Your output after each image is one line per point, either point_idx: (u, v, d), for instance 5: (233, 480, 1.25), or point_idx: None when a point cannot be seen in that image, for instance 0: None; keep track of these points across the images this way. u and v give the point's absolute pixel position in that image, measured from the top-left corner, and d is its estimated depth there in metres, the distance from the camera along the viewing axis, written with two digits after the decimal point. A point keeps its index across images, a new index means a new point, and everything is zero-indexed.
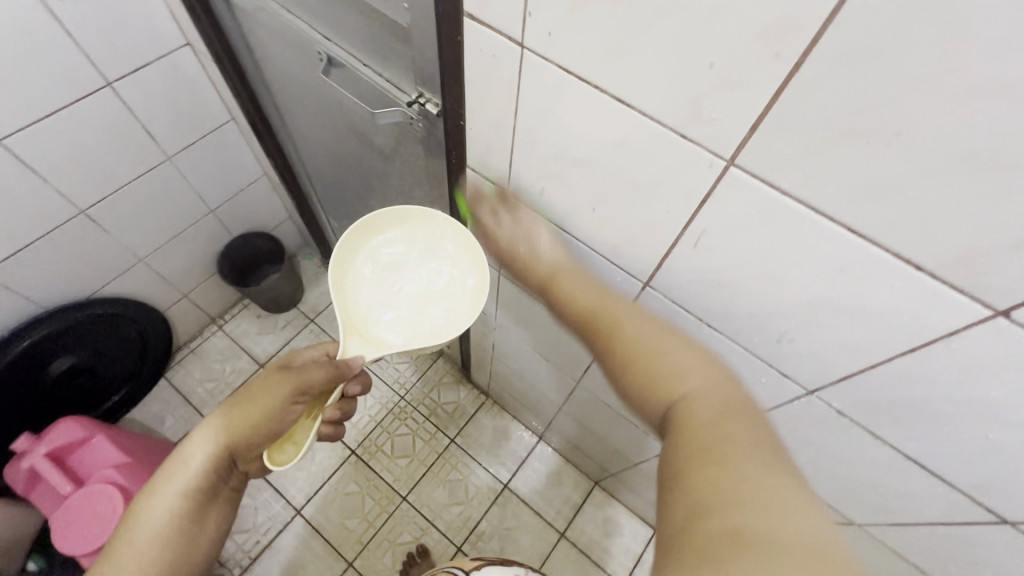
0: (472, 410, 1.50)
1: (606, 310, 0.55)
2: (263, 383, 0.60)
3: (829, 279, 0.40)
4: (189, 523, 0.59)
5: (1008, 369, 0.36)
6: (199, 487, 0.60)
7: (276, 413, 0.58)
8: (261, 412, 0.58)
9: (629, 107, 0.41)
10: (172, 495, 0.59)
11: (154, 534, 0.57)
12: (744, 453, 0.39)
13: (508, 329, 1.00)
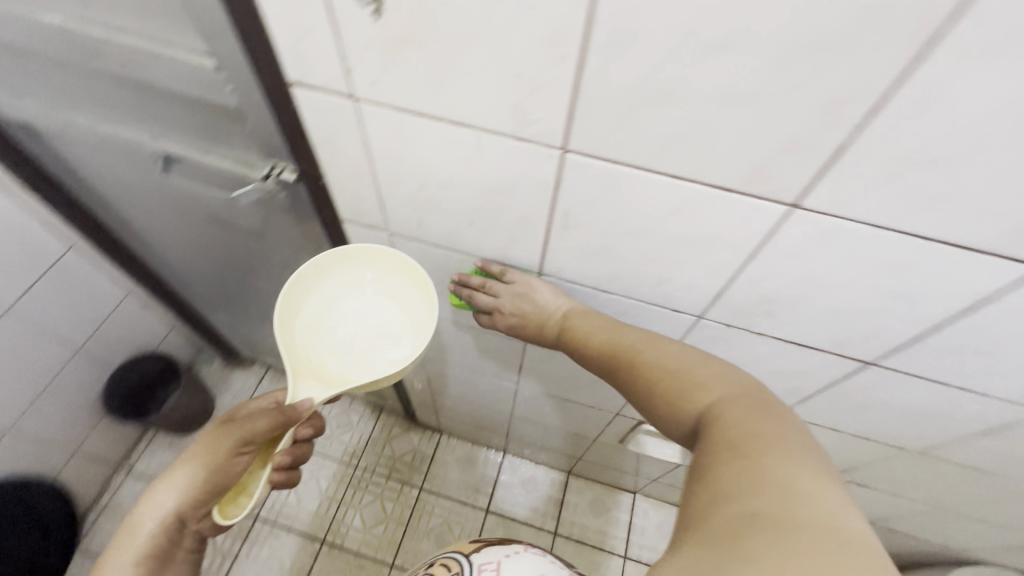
0: (430, 451, 1.47)
1: (617, 340, 0.54)
2: (205, 439, 0.56)
3: (674, 218, 0.47)
4: None
5: (819, 245, 0.45)
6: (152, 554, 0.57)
7: (219, 468, 0.54)
8: (204, 469, 0.54)
9: (466, 126, 0.45)
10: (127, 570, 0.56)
11: None
12: (765, 441, 0.39)
13: (437, 358, 1.01)
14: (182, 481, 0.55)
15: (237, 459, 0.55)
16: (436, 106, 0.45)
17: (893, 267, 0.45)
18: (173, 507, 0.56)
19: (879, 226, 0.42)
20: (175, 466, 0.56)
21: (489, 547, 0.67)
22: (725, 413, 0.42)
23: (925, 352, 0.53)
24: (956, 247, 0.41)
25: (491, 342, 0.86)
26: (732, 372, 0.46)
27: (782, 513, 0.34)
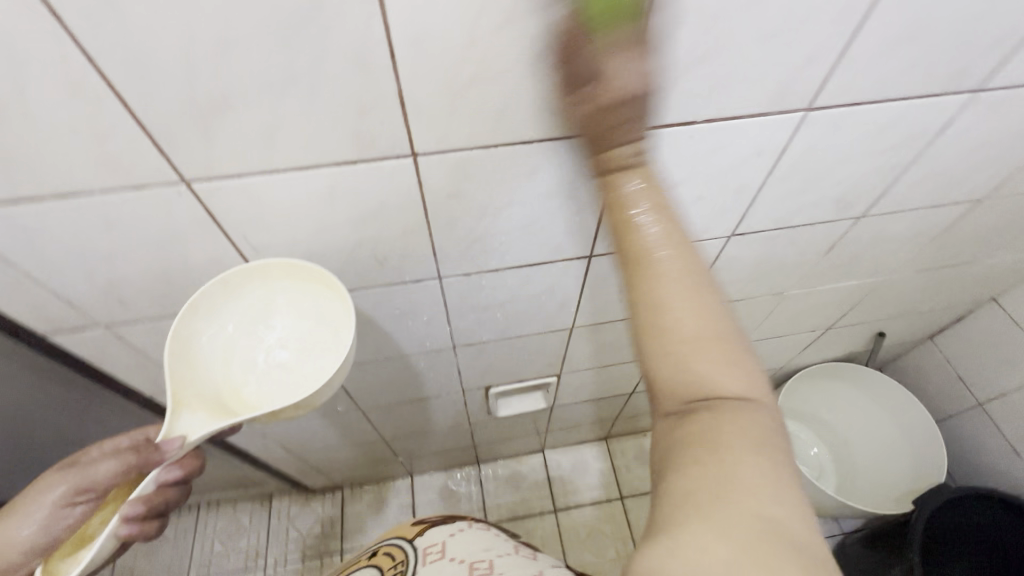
0: (338, 511, 1.40)
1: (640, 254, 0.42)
2: (48, 479, 0.52)
3: (336, 204, 0.49)
4: None
5: (464, 180, 0.50)
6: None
7: (52, 513, 0.51)
8: (30, 519, 0.51)
9: (77, 192, 0.43)
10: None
11: None
12: (729, 432, 0.37)
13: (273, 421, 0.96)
14: (18, 511, 0.52)
15: (72, 507, 0.51)
16: (27, 184, 0.42)
17: (531, 175, 0.51)
18: None
19: (489, 147, 0.47)
20: (20, 504, 0.53)
21: (435, 529, 0.63)
22: (701, 384, 0.40)
23: (614, 231, 0.62)
24: (556, 140, 0.48)
25: None
26: (738, 330, 0.42)
27: (746, 469, 0.35)
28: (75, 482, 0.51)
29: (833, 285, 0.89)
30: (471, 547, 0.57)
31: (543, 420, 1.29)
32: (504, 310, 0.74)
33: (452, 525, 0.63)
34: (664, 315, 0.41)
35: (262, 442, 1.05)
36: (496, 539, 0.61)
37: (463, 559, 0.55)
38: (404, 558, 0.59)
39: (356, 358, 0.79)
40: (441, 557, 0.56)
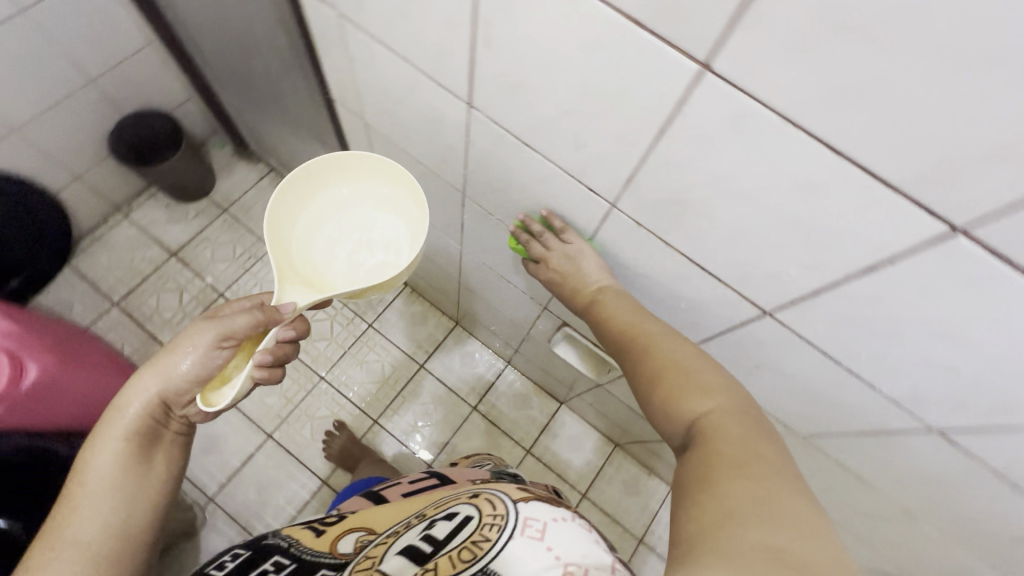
0: (390, 297, 1.52)
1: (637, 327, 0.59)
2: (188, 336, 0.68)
3: (587, 57, 0.42)
4: (137, 473, 0.68)
5: (730, 134, 0.41)
6: (134, 441, 0.69)
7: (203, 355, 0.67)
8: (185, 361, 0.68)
9: None
10: (109, 467, 0.66)
11: (104, 477, 0.65)
12: (764, 464, 0.44)
13: None
14: (157, 377, 0.69)
15: (218, 352, 0.67)
16: None
17: (802, 186, 0.41)
18: (156, 392, 0.70)
19: (791, 121, 0.37)
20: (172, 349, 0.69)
21: (541, 506, 0.67)
22: (714, 425, 0.48)
23: (816, 312, 0.50)
24: (866, 172, 0.37)
25: (436, 190, 0.83)
26: (734, 387, 0.51)
27: (759, 499, 0.41)
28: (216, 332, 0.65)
29: (972, 560, 0.68)
30: (572, 544, 0.60)
31: (582, 384, 1.24)
32: (637, 281, 0.65)
33: (557, 508, 0.67)
34: (654, 345, 0.56)
35: None
36: (584, 541, 0.62)
37: (559, 557, 0.58)
38: (506, 515, 0.64)
39: (489, 209, 0.76)
40: (541, 541, 0.60)
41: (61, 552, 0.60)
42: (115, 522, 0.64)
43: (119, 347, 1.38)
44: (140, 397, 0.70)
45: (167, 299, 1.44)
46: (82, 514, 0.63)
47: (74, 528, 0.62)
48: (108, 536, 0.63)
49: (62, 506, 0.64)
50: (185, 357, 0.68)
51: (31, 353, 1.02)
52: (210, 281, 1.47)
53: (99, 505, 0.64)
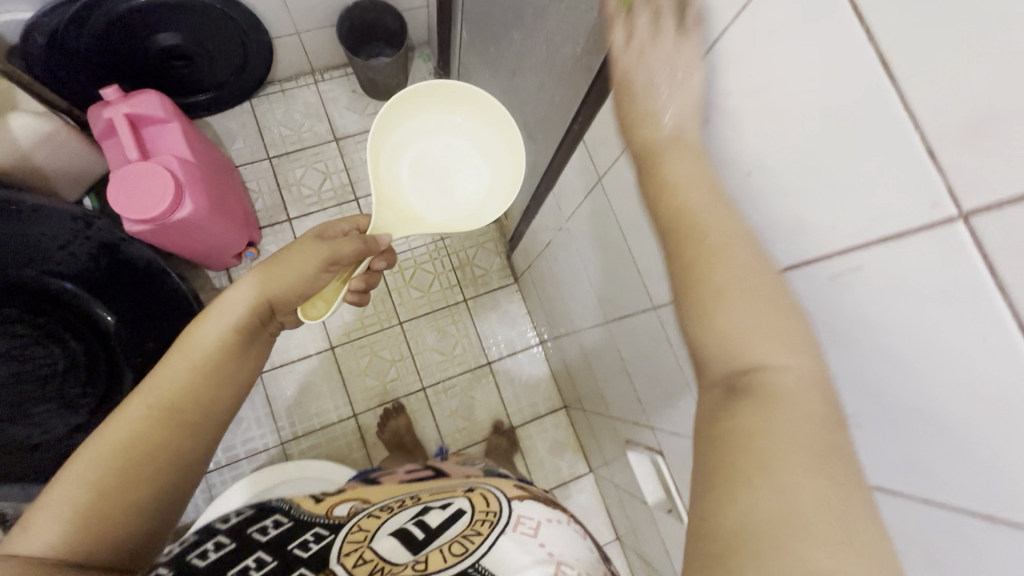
0: (495, 284, 1.49)
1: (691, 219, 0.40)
2: (305, 249, 0.82)
3: (971, 408, 0.33)
4: (228, 364, 0.75)
5: None
6: (238, 332, 0.76)
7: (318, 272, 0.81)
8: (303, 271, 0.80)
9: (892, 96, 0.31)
10: (213, 345, 0.73)
11: (199, 355, 0.72)
12: (788, 453, 0.31)
13: (574, 239, 0.93)
14: (270, 285, 0.79)
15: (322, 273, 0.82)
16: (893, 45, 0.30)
17: None
18: (265, 296, 0.79)
19: None
20: (291, 254, 0.81)
21: (535, 505, 0.60)
22: (760, 359, 0.35)
23: None
24: None
25: (624, 275, 0.78)
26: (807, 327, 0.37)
27: (803, 488, 0.30)
28: (327, 253, 0.81)
29: None
30: (566, 547, 0.53)
31: (627, 482, 1.20)
32: None
33: (552, 510, 0.59)
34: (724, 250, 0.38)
35: (547, 223, 1.05)
36: (583, 542, 0.56)
37: (552, 555, 0.50)
38: (499, 512, 0.57)
39: (670, 335, 0.71)
40: (532, 538, 0.52)
41: (165, 409, 0.67)
42: (209, 394, 0.71)
43: (254, 199, 1.44)
44: (244, 300, 0.78)
45: (312, 178, 1.48)
46: (163, 379, 0.68)
47: (176, 388, 0.68)
48: (198, 409, 0.70)
49: (163, 372, 0.70)
50: (300, 275, 0.80)
51: (193, 187, 1.05)
52: (354, 182, 1.49)
53: (198, 375, 0.70)
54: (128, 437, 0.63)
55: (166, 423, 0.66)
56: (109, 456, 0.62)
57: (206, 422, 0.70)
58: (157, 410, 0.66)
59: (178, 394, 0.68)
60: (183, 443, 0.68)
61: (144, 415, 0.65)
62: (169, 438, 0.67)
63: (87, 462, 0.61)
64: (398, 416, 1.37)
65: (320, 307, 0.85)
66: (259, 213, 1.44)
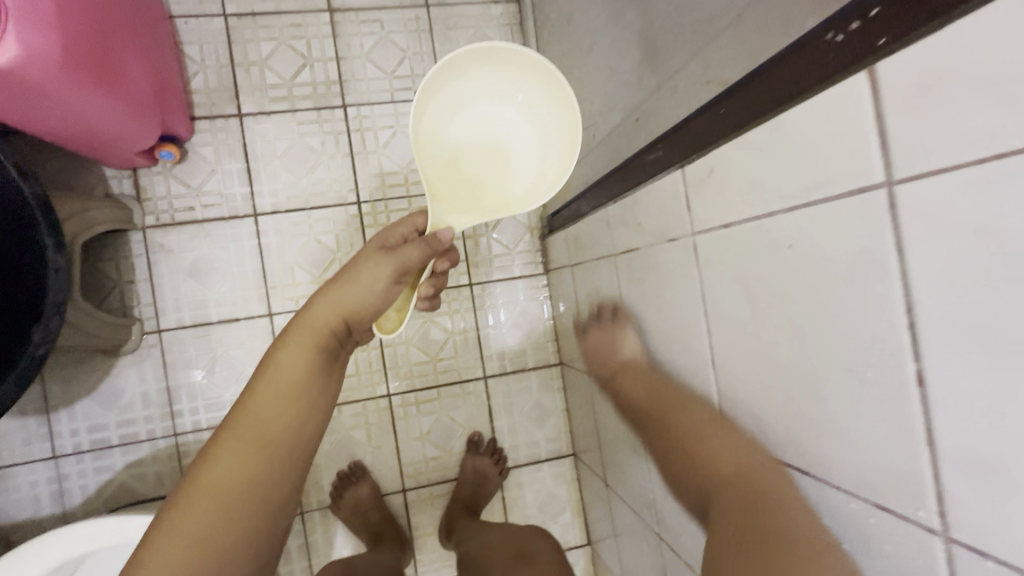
0: (515, 271, 1.07)
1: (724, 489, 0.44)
2: (369, 260, 0.61)
3: None
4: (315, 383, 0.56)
5: None
6: (318, 348, 0.58)
7: (387, 287, 0.61)
8: (369, 286, 0.60)
9: None
10: (290, 378, 0.55)
11: (279, 385, 0.55)
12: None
13: (700, 273, 0.49)
14: (343, 305, 0.59)
15: (394, 284, 0.61)
16: None
17: None
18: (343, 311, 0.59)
19: None
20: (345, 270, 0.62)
21: None
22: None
23: None
24: None
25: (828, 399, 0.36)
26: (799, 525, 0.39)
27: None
28: (395, 266, 0.61)
29: None
30: None
31: None
32: None
33: None
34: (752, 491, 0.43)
35: (636, 221, 0.62)
36: None
37: None
38: None
39: None
40: None
41: (248, 462, 0.52)
42: (293, 446, 0.54)
43: (192, 73, 0.97)
44: (309, 332, 0.58)
45: (282, 61, 1.00)
46: (242, 422, 0.53)
47: (259, 438, 0.53)
48: (287, 442, 0.54)
49: (245, 410, 0.54)
50: (369, 292, 0.59)
51: (28, 21, 0.59)
52: (345, 81, 1.02)
53: (288, 411, 0.55)
54: (215, 505, 0.50)
55: (248, 490, 0.51)
56: (192, 530, 0.49)
57: (292, 475, 0.54)
58: (241, 464, 0.52)
59: (260, 435, 0.53)
60: (270, 511, 0.52)
61: (232, 472, 0.51)
62: (272, 465, 0.53)
63: (168, 540, 0.48)
64: (358, 483, 0.98)
65: (392, 320, 0.65)
66: (194, 96, 0.97)
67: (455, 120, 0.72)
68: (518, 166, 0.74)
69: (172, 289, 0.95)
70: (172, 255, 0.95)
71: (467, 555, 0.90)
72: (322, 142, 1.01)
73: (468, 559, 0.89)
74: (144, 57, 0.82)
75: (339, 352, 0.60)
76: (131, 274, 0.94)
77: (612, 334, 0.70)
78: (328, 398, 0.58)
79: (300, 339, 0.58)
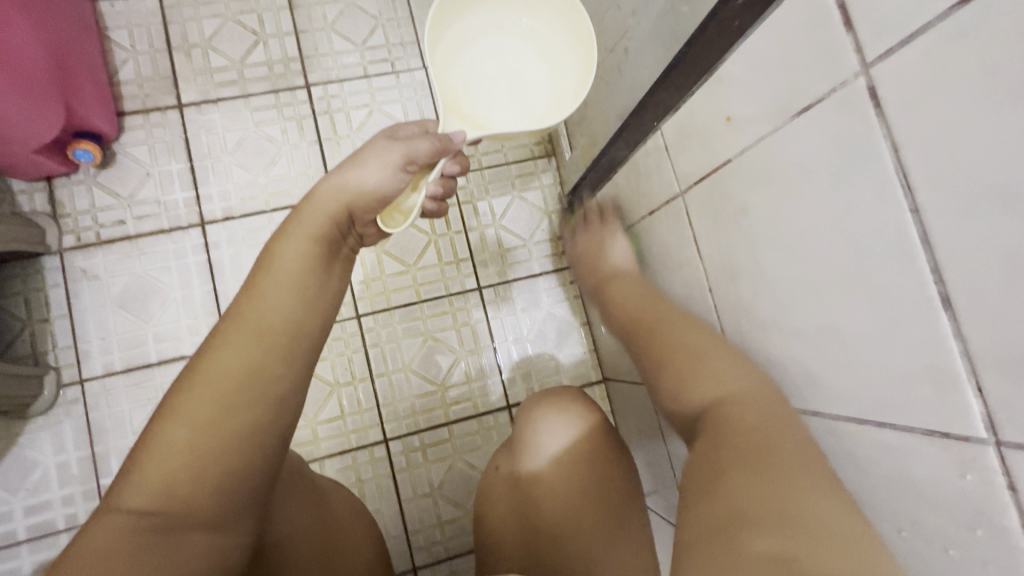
0: (535, 266, 0.85)
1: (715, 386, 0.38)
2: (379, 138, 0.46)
3: None
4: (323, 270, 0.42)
5: None
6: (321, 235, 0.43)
7: (392, 175, 0.44)
8: (371, 168, 0.44)
9: None
10: (296, 269, 0.40)
11: (282, 273, 0.40)
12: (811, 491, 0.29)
13: (897, 139, 0.26)
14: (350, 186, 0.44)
15: (399, 177, 0.45)
16: None
17: None
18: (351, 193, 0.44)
19: None
20: (343, 161, 0.46)
21: None
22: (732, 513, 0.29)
23: None
24: None
25: None
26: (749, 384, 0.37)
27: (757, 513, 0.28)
28: (400, 151, 0.45)
29: None
30: None
31: None
32: None
33: None
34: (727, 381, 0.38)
35: (723, 120, 0.39)
36: None
37: None
38: None
39: None
40: None
41: (256, 359, 0.36)
42: (304, 340, 0.39)
43: (119, 61, 0.80)
44: (309, 221, 0.43)
45: (230, 40, 0.83)
46: (230, 325, 0.37)
47: (264, 331, 0.37)
48: (294, 333, 0.38)
49: (248, 296, 0.38)
50: (379, 174, 0.44)
51: None
52: (307, 57, 0.84)
53: (295, 298, 0.39)
54: (216, 412, 0.35)
55: (260, 396, 0.36)
56: (192, 445, 0.34)
57: (306, 376, 0.39)
58: (246, 359, 0.36)
59: (267, 328, 0.37)
60: (282, 417, 0.37)
61: (234, 371, 0.36)
62: (280, 360, 0.37)
63: (161, 452, 0.34)
64: None
65: (400, 220, 0.48)
66: (123, 88, 0.79)
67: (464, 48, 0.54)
68: (524, 98, 0.55)
69: (99, 324, 0.74)
70: (98, 282, 0.75)
71: (518, 493, 0.54)
72: (282, 130, 0.82)
73: (523, 502, 0.53)
74: (50, 35, 0.64)
75: (342, 249, 0.45)
76: (45, 310, 0.73)
77: (596, 239, 0.63)
78: (334, 295, 0.43)
79: (301, 227, 0.43)
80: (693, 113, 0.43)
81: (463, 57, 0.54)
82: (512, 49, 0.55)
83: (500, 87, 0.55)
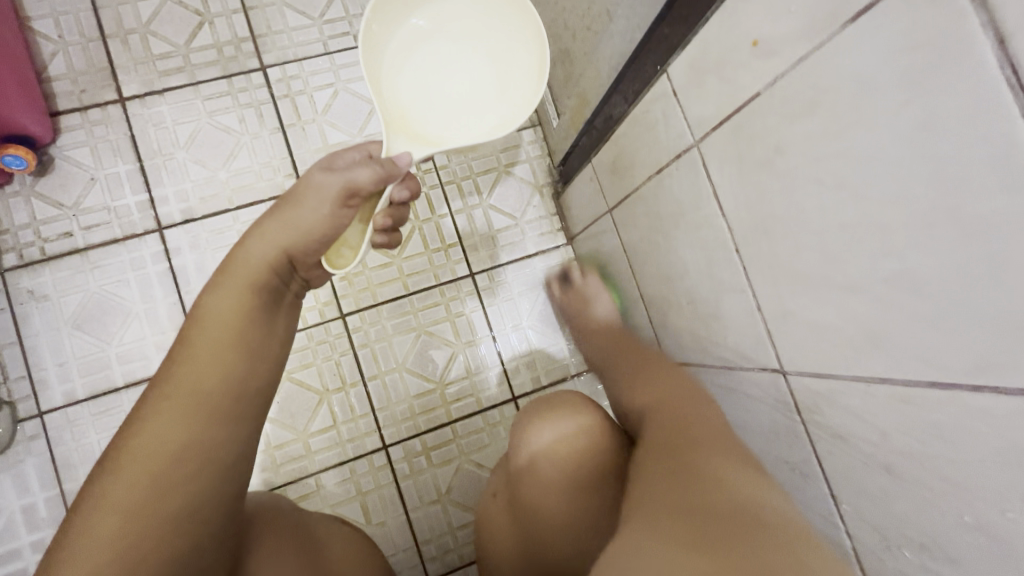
0: (530, 246, 0.79)
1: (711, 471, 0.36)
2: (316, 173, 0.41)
3: None
4: (260, 325, 0.38)
5: None
6: (254, 289, 0.39)
7: (335, 213, 0.40)
8: (307, 209, 0.40)
9: None
10: (228, 326, 0.37)
11: (214, 336, 0.36)
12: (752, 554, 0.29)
13: (1000, 26, 0.21)
14: (285, 232, 0.40)
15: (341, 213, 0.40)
16: None
17: None
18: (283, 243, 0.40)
19: None
20: (284, 203, 0.41)
21: None
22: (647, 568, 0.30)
23: None
24: None
25: None
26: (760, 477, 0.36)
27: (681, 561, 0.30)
28: (340, 182, 0.39)
29: None
30: None
31: None
32: None
33: None
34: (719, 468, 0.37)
35: (747, 47, 0.33)
36: None
37: None
38: None
39: None
40: None
41: (190, 430, 0.33)
42: (240, 403, 0.36)
43: (47, 54, 0.71)
44: (242, 270, 0.39)
45: (171, 22, 0.74)
46: (160, 403, 0.34)
47: (197, 398, 0.34)
48: (231, 397, 0.35)
49: (178, 358, 0.36)
50: (314, 214, 0.40)
51: None
52: (259, 36, 0.76)
53: (229, 361, 0.36)
54: (148, 499, 0.32)
55: (201, 469, 0.33)
56: (127, 523, 0.31)
57: (251, 435, 0.37)
58: (180, 435, 0.33)
59: (198, 389, 0.34)
60: (227, 485, 0.35)
61: (173, 439, 0.33)
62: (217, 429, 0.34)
63: (93, 536, 0.31)
64: None
65: (348, 258, 0.42)
66: (54, 85, 0.71)
67: (429, 51, 0.48)
68: (458, 117, 0.48)
69: (55, 348, 0.67)
70: (48, 302, 0.67)
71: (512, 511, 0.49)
72: (240, 119, 0.74)
73: (519, 529, 0.48)
74: None
75: (285, 297, 0.41)
76: None
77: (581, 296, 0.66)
78: (280, 343, 0.40)
79: (232, 283, 0.38)
80: (708, 44, 0.37)
81: (425, 55, 0.48)
82: (477, 62, 0.49)
83: (444, 99, 0.48)
